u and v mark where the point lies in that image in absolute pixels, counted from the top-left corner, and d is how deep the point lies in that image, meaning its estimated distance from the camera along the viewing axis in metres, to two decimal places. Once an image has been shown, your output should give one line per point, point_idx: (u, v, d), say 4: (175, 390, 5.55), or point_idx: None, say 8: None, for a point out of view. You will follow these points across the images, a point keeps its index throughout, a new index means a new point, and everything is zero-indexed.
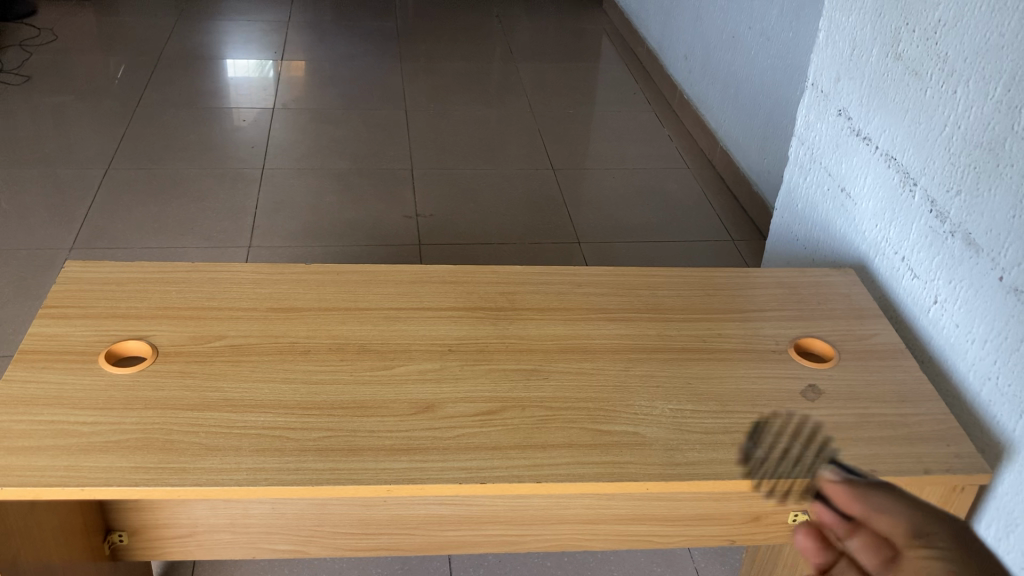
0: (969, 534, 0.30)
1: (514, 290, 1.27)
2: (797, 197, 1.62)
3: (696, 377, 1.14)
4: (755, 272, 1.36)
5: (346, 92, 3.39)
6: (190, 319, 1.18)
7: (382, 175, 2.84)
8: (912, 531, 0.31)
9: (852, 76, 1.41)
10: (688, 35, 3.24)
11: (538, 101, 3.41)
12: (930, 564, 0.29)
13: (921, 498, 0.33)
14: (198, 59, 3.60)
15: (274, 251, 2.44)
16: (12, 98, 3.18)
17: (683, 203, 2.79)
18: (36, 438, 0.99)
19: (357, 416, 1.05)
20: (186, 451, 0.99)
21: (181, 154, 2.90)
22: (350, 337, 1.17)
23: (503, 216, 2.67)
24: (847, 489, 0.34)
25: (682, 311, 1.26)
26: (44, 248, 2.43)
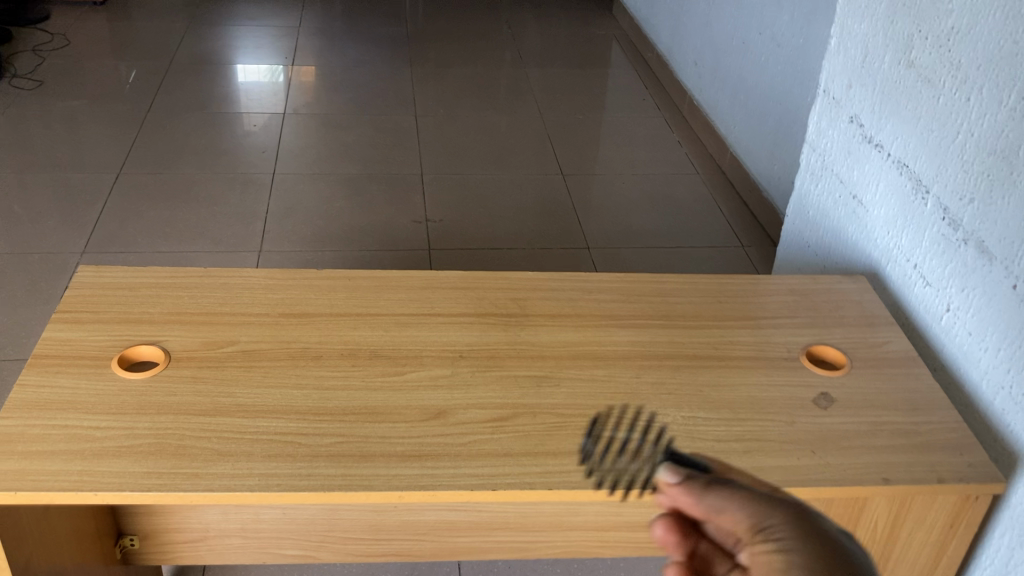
0: (788, 520, 0.44)
1: (526, 297, 1.27)
2: (808, 204, 1.62)
3: (707, 384, 1.14)
4: (766, 279, 1.36)
5: (357, 97, 3.40)
6: (202, 324, 1.18)
7: (393, 180, 2.85)
8: (751, 525, 0.44)
9: (864, 83, 1.41)
10: (698, 41, 3.25)
11: (547, 106, 3.41)
12: (774, 562, 0.43)
13: (744, 489, 0.45)
14: (209, 64, 3.62)
15: (285, 256, 2.45)
16: (25, 103, 3.20)
17: (693, 209, 2.78)
18: (49, 443, 0.99)
19: (369, 422, 1.05)
20: (199, 456, 0.99)
21: (193, 158, 2.91)
22: (362, 343, 1.17)
23: (513, 221, 2.67)
24: (687, 491, 0.46)
25: (693, 318, 1.25)
26: (56, 252, 2.44)
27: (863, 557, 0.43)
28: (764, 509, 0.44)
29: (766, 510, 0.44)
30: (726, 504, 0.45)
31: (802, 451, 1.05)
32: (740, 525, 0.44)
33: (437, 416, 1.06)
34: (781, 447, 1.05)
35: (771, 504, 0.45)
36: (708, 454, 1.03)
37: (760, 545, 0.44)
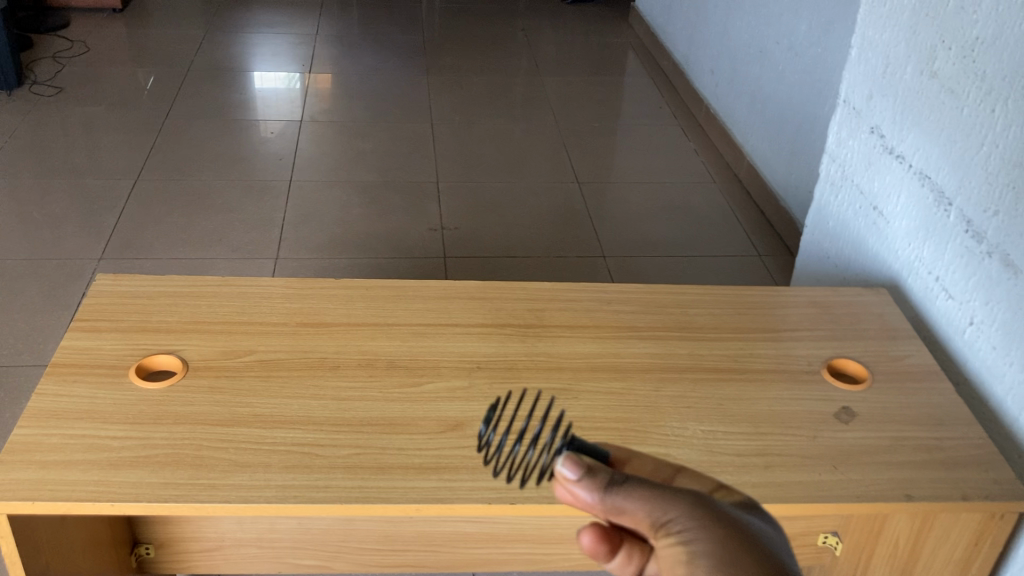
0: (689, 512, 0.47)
1: (544, 307, 1.27)
2: (828, 214, 1.60)
3: (727, 398, 1.13)
4: (786, 291, 1.35)
5: (373, 105, 3.40)
6: (220, 333, 1.18)
7: (408, 188, 2.85)
8: (653, 523, 0.47)
9: (885, 93, 1.40)
10: (715, 49, 3.24)
11: (563, 114, 3.41)
12: (676, 555, 0.46)
13: (647, 486, 0.47)
14: (227, 71, 3.63)
15: (301, 264, 2.45)
16: (43, 110, 3.21)
17: (709, 218, 2.77)
18: (66, 452, 0.99)
19: (387, 433, 1.04)
20: (216, 467, 0.99)
21: (209, 166, 2.92)
22: (380, 353, 1.16)
23: (529, 229, 2.67)
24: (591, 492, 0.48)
25: (712, 330, 1.24)
26: (73, 259, 2.44)
27: (760, 530, 0.46)
28: (665, 498, 0.47)
29: (667, 505, 0.47)
30: (628, 497, 0.47)
31: (824, 466, 1.04)
32: (643, 523, 0.47)
33: (455, 428, 1.06)
34: (802, 461, 1.04)
35: (670, 495, 0.47)
36: (727, 468, 1.02)
37: (664, 540, 0.47)
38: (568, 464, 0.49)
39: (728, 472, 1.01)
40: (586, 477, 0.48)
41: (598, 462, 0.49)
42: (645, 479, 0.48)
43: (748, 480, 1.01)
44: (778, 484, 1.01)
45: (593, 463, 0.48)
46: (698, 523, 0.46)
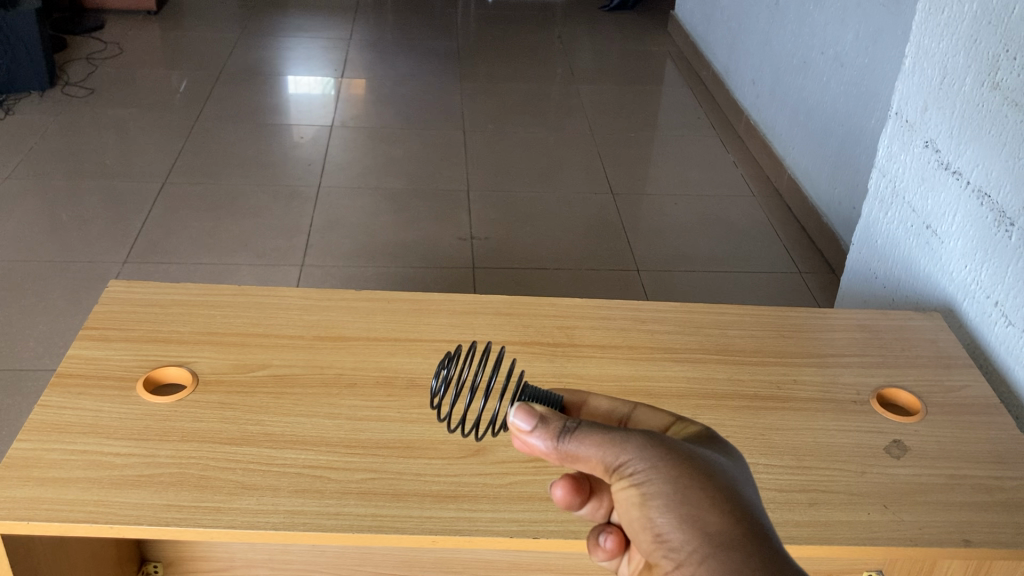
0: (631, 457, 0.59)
1: (574, 324, 1.20)
2: (877, 233, 1.52)
3: (768, 428, 1.05)
4: (832, 313, 1.27)
5: (405, 111, 3.36)
6: (234, 345, 1.12)
7: (439, 196, 2.79)
8: (605, 467, 0.59)
9: (941, 105, 1.32)
10: (756, 59, 3.16)
11: (598, 124, 3.34)
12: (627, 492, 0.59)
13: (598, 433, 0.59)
14: (261, 75, 3.61)
15: (327, 272, 2.40)
16: (77, 111, 3.21)
17: (748, 233, 2.69)
18: (66, 469, 0.94)
19: (404, 457, 0.98)
20: (222, 489, 0.93)
21: (239, 170, 2.89)
22: (400, 370, 1.10)
23: (561, 240, 2.60)
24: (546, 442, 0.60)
25: (753, 353, 1.17)
26: (97, 262, 2.41)
27: (704, 462, 0.58)
28: (614, 442, 0.59)
29: (616, 451, 0.59)
30: (583, 443, 0.59)
31: (874, 505, 0.96)
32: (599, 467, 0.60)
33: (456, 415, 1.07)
34: (848, 499, 0.96)
35: (619, 443, 0.59)
36: (769, 504, 0.95)
37: (616, 480, 0.59)
38: (523, 417, 0.61)
39: (770, 509, 0.94)
40: (541, 429, 0.59)
41: (550, 412, 0.61)
42: (594, 424, 0.60)
43: (792, 518, 0.93)
44: (825, 524, 0.93)
45: (546, 414, 0.60)
46: (646, 459, 0.58)
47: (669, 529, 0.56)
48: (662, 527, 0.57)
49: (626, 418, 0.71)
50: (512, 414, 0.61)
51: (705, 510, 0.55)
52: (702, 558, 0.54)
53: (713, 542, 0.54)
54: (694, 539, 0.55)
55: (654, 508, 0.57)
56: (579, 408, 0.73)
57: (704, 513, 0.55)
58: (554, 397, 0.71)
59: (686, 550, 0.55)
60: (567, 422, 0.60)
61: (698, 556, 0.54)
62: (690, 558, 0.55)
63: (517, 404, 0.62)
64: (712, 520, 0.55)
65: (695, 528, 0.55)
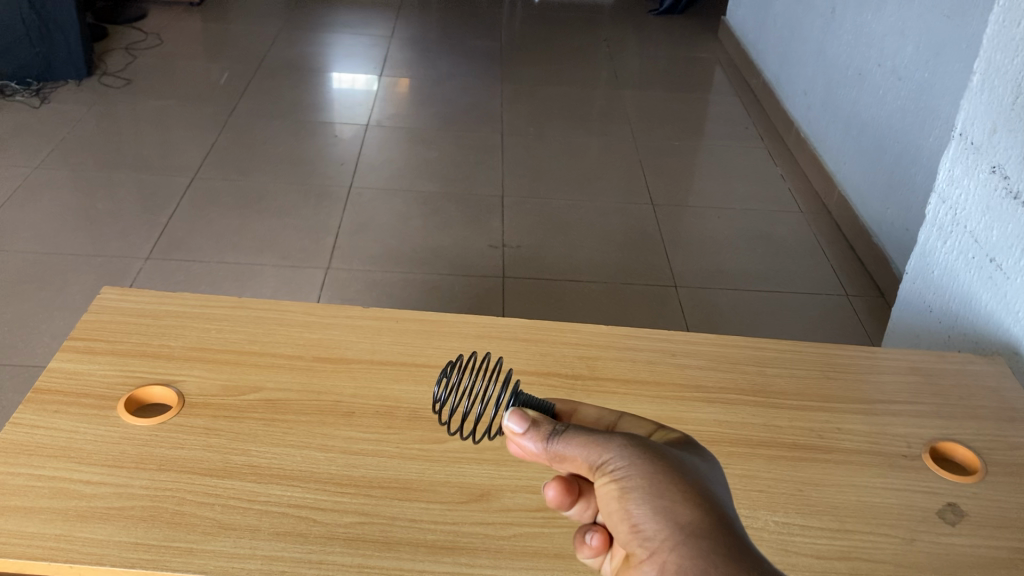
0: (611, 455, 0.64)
1: (596, 354, 1.10)
2: (935, 263, 1.40)
3: (807, 483, 0.94)
4: (882, 353, 1.15)
5: (444, 111, 3.28)
6: (226, 363, 1.04)
7: (472, 200, 2.71)
8: (588, 466, 0.65)
9: (1011, 128, 1.20)
10: (809, 69, 3.03)
11: (642, 132, 3.23)
12: (606, 486, 0.64)
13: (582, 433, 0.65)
14: (301, 70, 3.55)
15: (353, 276, 2.32)
16: (116, 101, 3.17)
17: (794, 251, 2.56)
18: (30, 499, 0.86)
19: (400, 500, 0.89)
20: (196, 528, 0.84)
21: (271, 167, 2.83)
22: (402, 400, 1.01)
23: (595, 251, 2.50)
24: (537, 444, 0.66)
25: (793, 396, 1.06)
26: (120, 256, 2.36)
27: (677, 459, 0.64)
28: (598, 444, 0.64)
29: (598, 449, 0.64)
30: (570, 444, 0.65)
31: None
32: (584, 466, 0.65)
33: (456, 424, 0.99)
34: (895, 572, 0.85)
35: (602, 443, 0.65)
36: (806, 573, 0.84)
37: (598, 476, 0.64)
38: (516, 421, 0.67)
39: None
40: (533, 431, 0.66)
41: (541, 417, 0.67)
42: (580, 426, 0.66)
43: None
44: None
45: (538, 419, 0.67)
46: (627, 458, 0.63)
47: (646, 520, 0.61)
48: (638, 519, 0.62)
49: (612, 426, 0.75)
50: (507, 417, 0.67)
51: (680, 504, 0.61)
52: (676, 546, 0.59)
53: (687, 532, 0.60)
54: (669, 530, 0.60)
55: (632, 501, 0.62)
56: (570, 417, 0.78)
57: (679, 507, 0.61)
58: (548, 405, 0.75)
59: (660, 539, 0.60)
60: (556, 425, 0.66)
61: (673, 546, 0.60)
62: (664, 548, 0.60)
63: (510, 409, 0.68)
64: (686, 515, 0.60)
65: (668, 521, 0.60)
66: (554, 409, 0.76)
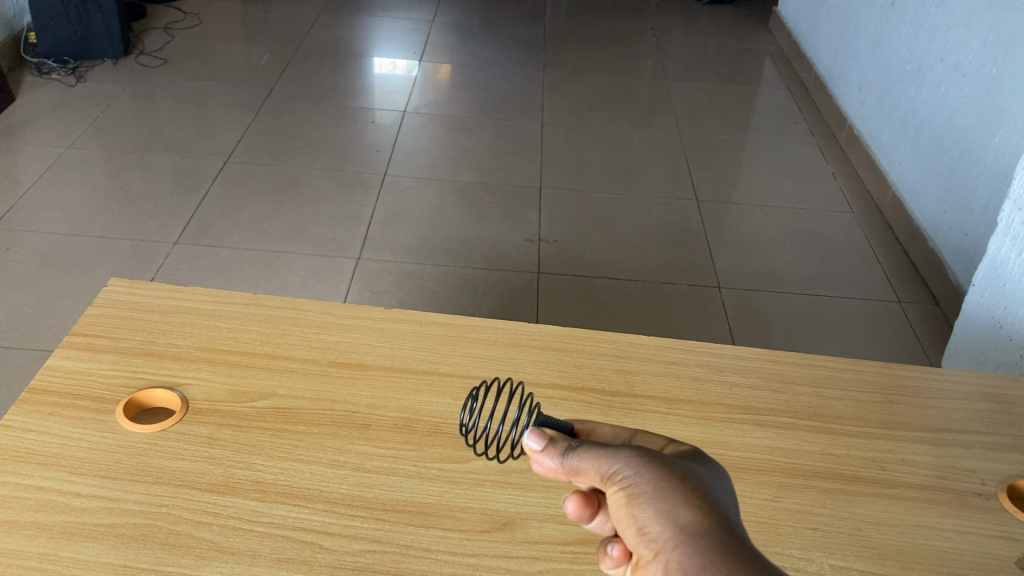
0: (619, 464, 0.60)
1: (636, 368, 1.01)
2: (1007, 274, 1.29)
3: (868, 522, 0.85)
4: (950, 375, 1.05)
5: (485, 99, 3.19)
6: (236, 366, 0.96)
7: (510, 191, 2.62)
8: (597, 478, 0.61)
9: None
10: (864, 63, 2.89)
11: (688, 124, 3.12)
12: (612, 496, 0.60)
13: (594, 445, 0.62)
14: (340, 53, 3.48)
15: (384, 267, 2.25)
16: (153, 81, 3.12)
17: (844, 254, 2.44)
18: (15, 511, 0.79)
19: (416, 526, 0.81)
20: (191, 551, 0.77)
21: (304, 153, 2.76)
22: (422, 413, 0.93)
23: (636, 247, 2.40)
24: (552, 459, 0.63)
25: (853, 422, 0.96)
26: (148, 241, 2.30)
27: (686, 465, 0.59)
28: (606, 453, 0.60)
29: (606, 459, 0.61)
30: (581, 456, 0.61)
31: None
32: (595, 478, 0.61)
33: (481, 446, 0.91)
34: None
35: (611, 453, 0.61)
36: None
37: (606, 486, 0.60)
38: (536, 439, 0.64)
39: None
40: (550, 446, 0.63)
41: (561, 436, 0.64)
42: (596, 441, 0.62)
43: None
44: None
45: (556, 436, 0.64)
46: (630, 464, 0.59)
47: (649, 523, 0.56)
48: (642, 522, 0.57)
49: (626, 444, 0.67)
50: (526, 437, 0.64)
51: (684, 506, 0.56)
52: (678, 546, 0.54)
53: (688, 533, 0.55)
54: (670, 530, 0.55)
55: (636, 504, 0.57)
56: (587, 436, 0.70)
57: (680, 507, 0.56)
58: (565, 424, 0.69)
59: (662, 539, 0.55)
60: (572, 440, 0.63)
61: (675, 546, 0.54)
62: (666, 548, 0.55)
63: (532, 430, 0.66)
64: (689, 516, 0.55)
65: (669, 522, 0.55)
66: (572, 430, 0.70)
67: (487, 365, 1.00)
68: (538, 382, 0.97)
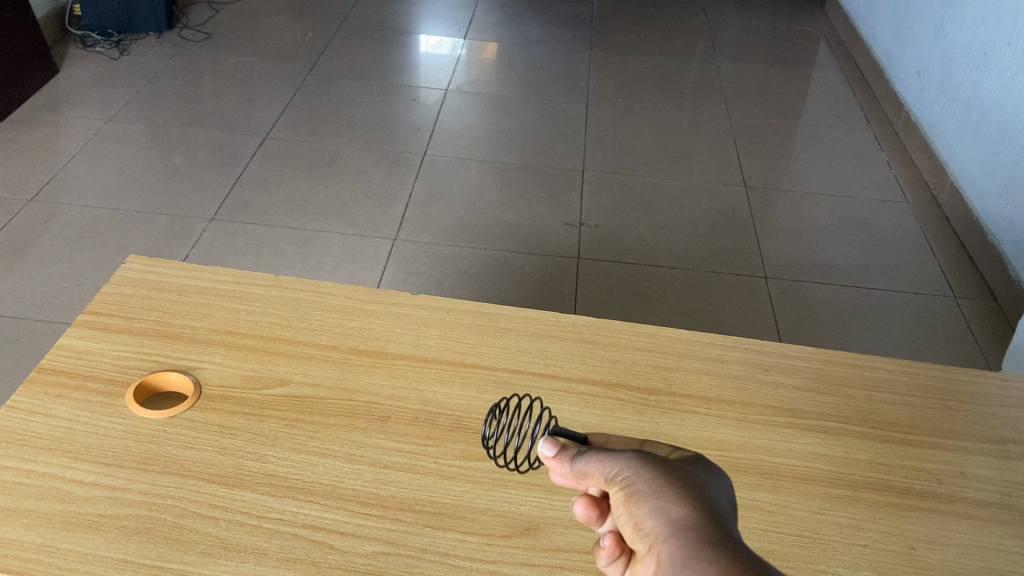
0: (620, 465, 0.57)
1: (674, 364, 0.95)
2: None
3: (922, 539, 0.78)
4: (1015, 381, 0.97)
5: (529, 79, 3.13)
6: (253, 350, 0.92)
7: (552, 173, 2.56)
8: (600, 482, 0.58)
9: None
10: (924, 47, 2.78)
11: (738, 108, 3.02)
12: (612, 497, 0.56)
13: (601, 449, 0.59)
14: (384, 30, 3.43)
15: (421, 248, 2.20)
16: (197, 56, 3.10)
17: (898, 245, 2.35)
18: (16, 498, 0.76)
19: (433, 528, 0.76)
20: (194, 546, 0.73)
21: (345, 130, 2.72)
22: (445, 406, 0.88)
23: (680, 234, 2.33)
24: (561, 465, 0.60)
25: (907, 429, 0.89)
26: (183, 215, 2.28)
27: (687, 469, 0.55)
28: (611, 456, 0.57)
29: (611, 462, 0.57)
30: (589, 459, 0.58)
31: None
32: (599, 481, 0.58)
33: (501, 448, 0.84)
34: None
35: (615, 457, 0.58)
36: None
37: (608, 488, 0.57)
38: (549, 446, 0.61)
39: None
40: (559, 451, 0.60)
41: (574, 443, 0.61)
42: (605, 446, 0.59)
43: None
44: None
45: (567, 443, 0.61)
46: (631, 464, 0.56)
47: (643, 520, 0.52)
48: (637, 518, 0.53)
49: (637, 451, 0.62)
50: (539, 443, 0.61)
51: (680, 503, 0.52)
52: (670, 537, 0.50)
53: (678, 526, 0.50)
54: (663, 524, 0.51)
55: (634, 502, 0.53)
56: (604, 443, 0.64)
57: (675, 502, 0.52)
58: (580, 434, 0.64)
59: (655, 534, 0.51)
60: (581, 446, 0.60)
61: (667, 539, 0.50)
62: (659, 542, 0.51)
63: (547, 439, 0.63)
64: (683, 511, 0.51)
65: (662, 517, 0.51)
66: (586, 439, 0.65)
67: (512, 355, 0.94)
68: (566, 378, 0.91)
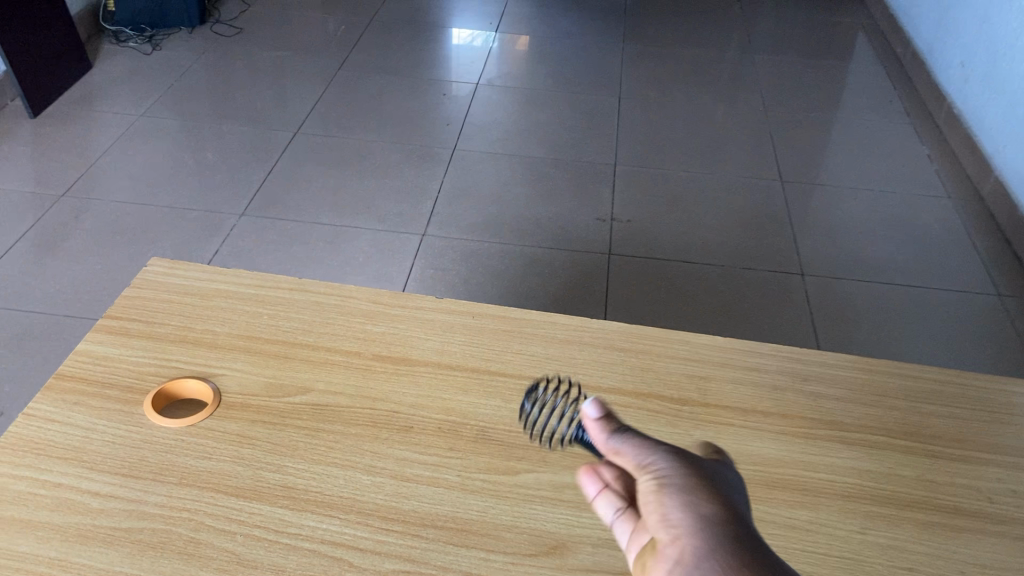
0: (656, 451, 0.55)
1: (709, 372, 0.91)
2: None
3: (971, 563, 0.74)
4: None
5: (560, 72, 3.08)
6: (274, 356, 0.90)
7: (582, 168, 2.52)
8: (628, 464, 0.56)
9: None
10: (968, 37, 2.70)
11: (774, 101, 2.96)
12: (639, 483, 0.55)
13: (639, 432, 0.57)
14: (415, 23, 3.40)
15: (448, 245, 2.17)
16: (229, 50, 3.10)
17: (939, 242, 2.28)
18: (30, 509, 0.74)
19: (456, 545, 0.73)
20: (211, 563, 0.70)
21: (375, 125, 2.69)
22: (469, 416, 0.85)
23: (713, 230, 2.28)
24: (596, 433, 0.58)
25: (955, 444, 0.85)
26: (213, 212, 2.26)
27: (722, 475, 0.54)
28: (648, 443, 0.55)
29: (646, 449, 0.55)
30: (626, 439, 0.56)
31: None
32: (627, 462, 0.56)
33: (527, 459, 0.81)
34: None
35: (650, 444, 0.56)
36: None
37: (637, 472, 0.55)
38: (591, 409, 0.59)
39: None
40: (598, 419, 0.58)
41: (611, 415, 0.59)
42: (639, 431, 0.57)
43: None
44: None
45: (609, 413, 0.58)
46: (668, 456, 0.54)
47: (672, 512, 0.51)
48: (665, 509, 0.51)
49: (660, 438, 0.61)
50: (585, 401, 0.59)
51: (712, 505, 0.51)
52: (700, 537, 0.49)
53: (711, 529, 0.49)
54: (693, 521, 0.50)
55: (665, 494, 0.52)
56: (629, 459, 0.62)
57: (707, 502, 0.51)
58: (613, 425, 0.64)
59: (683, 528, 0.50)
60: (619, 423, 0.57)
61: (694, 537, 0.49)
62: (686, 537, 0.49)
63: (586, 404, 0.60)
64: (717, 514, 0.50)
65: (694, 516, 0.50)
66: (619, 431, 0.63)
67: (539, 361, 0.91)
68: (595, 388, 0.88)
